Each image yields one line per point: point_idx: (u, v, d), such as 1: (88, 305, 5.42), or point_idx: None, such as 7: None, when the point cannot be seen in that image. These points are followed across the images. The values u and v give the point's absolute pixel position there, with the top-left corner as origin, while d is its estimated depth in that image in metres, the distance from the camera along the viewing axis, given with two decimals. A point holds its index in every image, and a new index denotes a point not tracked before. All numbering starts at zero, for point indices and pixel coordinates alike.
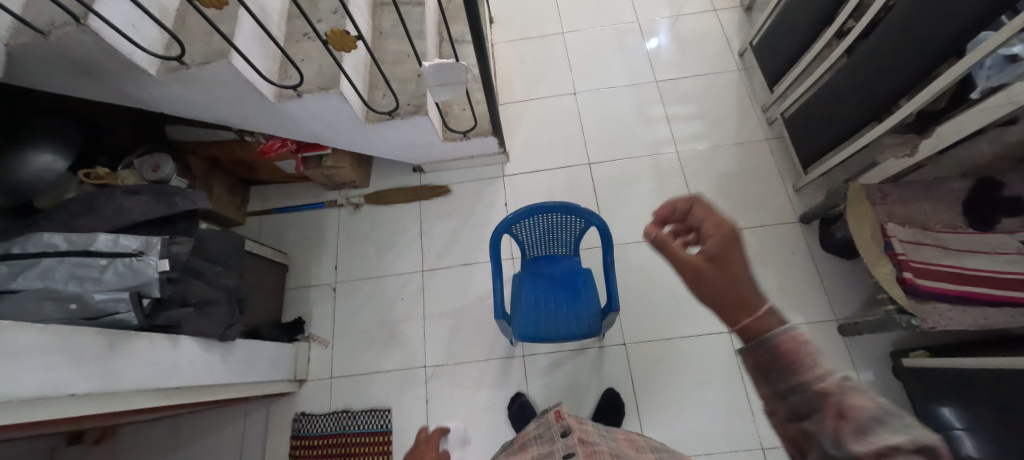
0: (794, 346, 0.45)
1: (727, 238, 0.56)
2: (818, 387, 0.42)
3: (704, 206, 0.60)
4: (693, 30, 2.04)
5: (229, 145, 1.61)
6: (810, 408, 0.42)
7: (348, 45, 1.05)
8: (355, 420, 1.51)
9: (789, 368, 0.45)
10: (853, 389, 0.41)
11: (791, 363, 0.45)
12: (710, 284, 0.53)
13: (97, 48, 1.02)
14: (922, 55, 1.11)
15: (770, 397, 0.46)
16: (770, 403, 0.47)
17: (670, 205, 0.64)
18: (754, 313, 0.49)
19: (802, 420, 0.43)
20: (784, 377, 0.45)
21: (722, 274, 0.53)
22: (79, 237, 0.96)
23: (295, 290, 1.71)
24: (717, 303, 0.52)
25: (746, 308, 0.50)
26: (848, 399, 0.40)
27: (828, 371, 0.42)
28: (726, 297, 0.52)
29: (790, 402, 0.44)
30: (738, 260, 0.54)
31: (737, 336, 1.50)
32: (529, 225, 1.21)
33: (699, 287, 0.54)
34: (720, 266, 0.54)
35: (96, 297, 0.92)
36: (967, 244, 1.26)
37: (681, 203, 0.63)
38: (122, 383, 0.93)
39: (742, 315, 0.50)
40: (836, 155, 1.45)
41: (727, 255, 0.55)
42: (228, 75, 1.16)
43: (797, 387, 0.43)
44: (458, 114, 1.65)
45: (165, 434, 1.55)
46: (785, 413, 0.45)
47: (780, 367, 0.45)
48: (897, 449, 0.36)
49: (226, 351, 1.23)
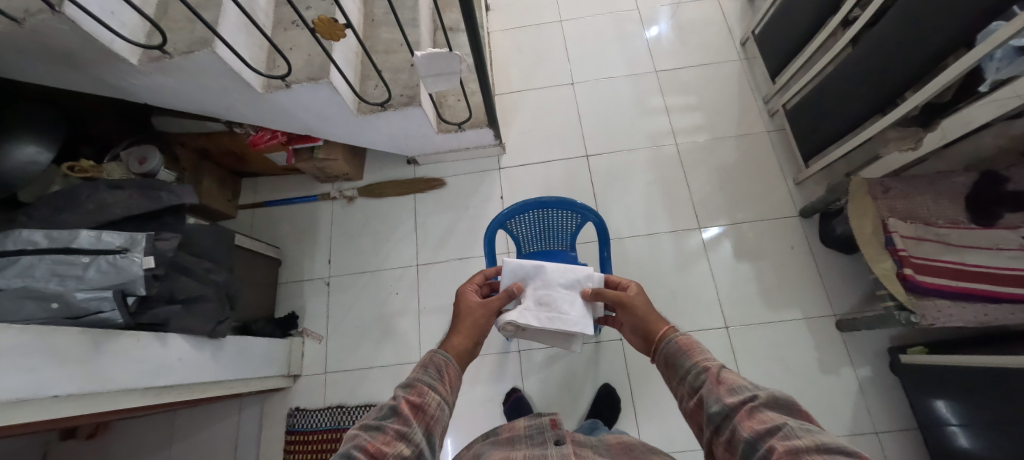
0: (688, 341, 0.70)
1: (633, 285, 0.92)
2: (705, 364, 0.65)
3: (615, 278, 1.00)
4: (695, 18, 1.99)
5: (218, 137, 1.57)
6: (703, 380, 0.63)
7: (337, 33, 1.02)
8: (350, 415, 1.50)
9: (686, 356, 0.68)
10: (727, 371, 0.63)
11: (689, 352, 0.68)
12: (636, 318, 0.83)
13: (74, 37, 0.98)
14: (930, 46, 1.08)
15: (678, 382, 0.67)
16: (678, 389, 0.68)
17: (599, 278, 1.02)
18: (658, 327, 0.78)
19: (697, 389, 0.63)
20: (684, 363, 0.67)
21: (638, 306, 0.85)
22: (60, 233, 0.93)
23: (288, 284, 1.69)
24: (641, 326, 0.82)
25: (655, 323, 0.80)
26: (725, 374, 0.62)
27: (712, 358, 0.65)
28: (644, 320, 0.82)
29: (692, 383, 0.64)
30: (642, 296, 0.88)
31: (735, 331, 1.49)
32: (525, 219, 1.19)
33: (632, 323, 0.83)
34: (634, 301, 0.86)
35: (79, 296, 0.90)
36: (968, 239, 1.25)
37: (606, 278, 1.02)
38: (107, 384, 0.91)
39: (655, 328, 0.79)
40: (838, 148, 1.42)
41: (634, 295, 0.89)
42: (213, 65, 1.11)
43: (693, 368, 0.66)
44: (453, 105, 1.61)
45: (159, 429, 1.54)
46: (689, 391, 0.65)
47: (679, 358, 0.69)
48: (757, 398, 0.56)
49: (217, 348, 1.21)
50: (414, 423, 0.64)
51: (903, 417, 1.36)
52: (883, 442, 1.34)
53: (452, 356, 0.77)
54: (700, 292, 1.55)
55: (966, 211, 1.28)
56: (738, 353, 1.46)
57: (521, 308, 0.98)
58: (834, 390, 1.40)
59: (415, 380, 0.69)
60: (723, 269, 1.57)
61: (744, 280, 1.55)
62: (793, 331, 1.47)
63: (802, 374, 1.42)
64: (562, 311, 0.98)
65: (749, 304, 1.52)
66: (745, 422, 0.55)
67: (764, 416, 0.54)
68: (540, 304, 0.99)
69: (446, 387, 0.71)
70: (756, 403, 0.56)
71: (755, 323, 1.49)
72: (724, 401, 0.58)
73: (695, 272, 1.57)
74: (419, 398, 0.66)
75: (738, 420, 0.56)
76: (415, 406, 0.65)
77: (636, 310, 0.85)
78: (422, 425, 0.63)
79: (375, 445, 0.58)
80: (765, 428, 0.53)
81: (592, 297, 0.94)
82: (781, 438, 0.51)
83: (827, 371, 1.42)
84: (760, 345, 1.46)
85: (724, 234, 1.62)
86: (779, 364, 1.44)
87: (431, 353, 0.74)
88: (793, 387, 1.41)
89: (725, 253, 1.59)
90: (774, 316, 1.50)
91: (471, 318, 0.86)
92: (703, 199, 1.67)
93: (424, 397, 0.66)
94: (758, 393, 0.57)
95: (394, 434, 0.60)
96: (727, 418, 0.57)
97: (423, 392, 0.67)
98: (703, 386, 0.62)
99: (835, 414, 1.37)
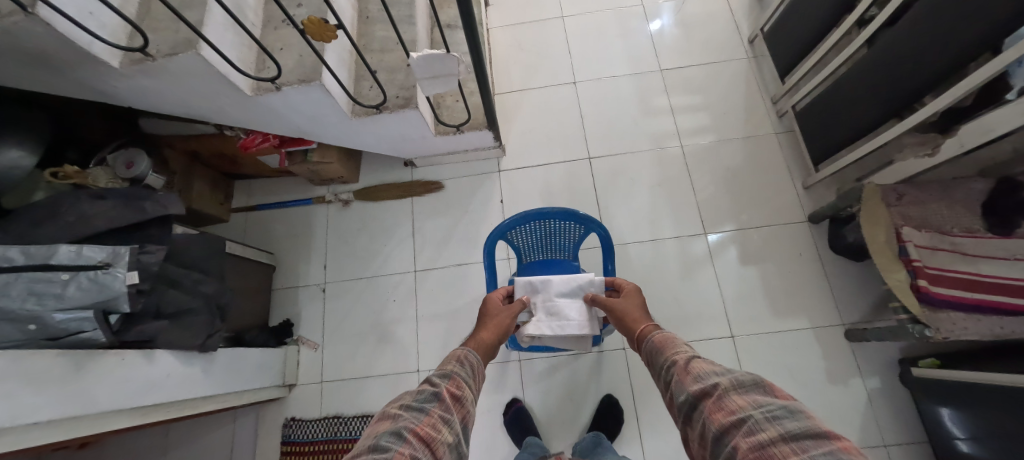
0: (666, 339, 0.75)
1: (630, 289, 0.99)
2: (677, 359, 0.69)
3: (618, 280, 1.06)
4: (701, 13, 1.92)
5: (209, 140, 1.52)
6: (676, 374, 0.67)
7: (328, 34, 0.96)
8: (347, 426, 1.47)
9: (663, 353, 0.73)
10: (700, 362, 0.66)
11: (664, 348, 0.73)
12: (627, 320, 0.90)
13: (50, 40, 0.93)
14: (955, 49, 1.02)
15: (658, 377, 0.72)
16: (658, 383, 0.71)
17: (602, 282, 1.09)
18: (641, 326, 0.85)
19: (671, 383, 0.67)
20: (660, 360, 0.72)
21: (629, 309, 0.92)
22: (37, 249, 0.87)
23: (283, 291, 1.65)
24: (630, 326, 0.88)
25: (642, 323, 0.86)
26: (696, 366, 0.65)
27: (685, 353, 0.69)
28: (634, 322, 0.88)
29: (665, 376, 0.69)
30: (636, 300, 0.94)
31: (741, 340, 1.45)
32: (526, 230, 1.14)
33: (624, 324, 0.91)
34: (626, 304, 0.93)
35: (57, 317, 0.86)
36: (984, 249, 1.19)
37: (608, 280, 1.09)
38: (91, 406, 0.87)
39: (641, 327, 0.85)
40: (851, 153, 1.37)
41: (630, 299, 0.96)
42: (198, 68, 1.06)
43: (668, 364, 0.70)
44: (451, 105, 1.55)
45: (151, 440, 1.50)
46: (665, 385, 0.68)
47: (659, 355, 0.74)
48: (723, 387, 0.58)
49: (207, 362, 1.17)
50: (452, 412, 0.68)
51: (912, 429, 1.33)
52: (892, 455, 1.31)
53: (479, 354, 0.84)
54: (704, 300, 1.51)
55: (983, 219, 1.24)
56: (744, 363, 1.42)
57: (535, 319, 1.08)
58: (842, 401, 1.37)
59: (452, 372, 0.74)
60: (729, 276, 1.53)
61: (751, 288, 1.51)
62: (800, 341, 1.44)
63: (809, 385, 1.39)
64: (569, 317, 1.06)
65: (755, 313, 1.48)
66: (712, 412, 0.57)
67: (729, 404, 0.56)
68: (549, 313, 1.07)
69: (475, 384, 0.77)
70: (721, 391, 0.58)
71: (762, 332, 1.45)
72: (691, 392, 0.61)
73: (700, 279, 1.53)
74: (458, 390, 0.71)
75: (703, 408, 0.59)
76: (455, 396, 0.70)
77: (627, 313, 0.91)
78: (460, 414, 0.68)
79: (423, 429, 0.61)
80: (728, 418, 0.54)
81: (591, 302, 1.03)
82: (743, 424, 0.52)
83: (834, 382, 1.38)
84: (766, 355, 1.43)
85: (730, 240, 1.57)
86: (786, 374, 1.40)
87: (464, 351, 0.81)
88: (800, 399, 1.38)
89: (731, 259, 1.55)
90: (781, 325, 1.46)
91: (498, 322, 0.96)
92: (708, 203, 1.62)
93: (461, 390, 0.72)
94: (721, 381, 0.59)
95: (437, 419, 0.64)
96: (694, 407, 0.61)
97: (460, 385, 0.72)
98: (674, 379, 0.66)
99: (842, 426, 1.34)
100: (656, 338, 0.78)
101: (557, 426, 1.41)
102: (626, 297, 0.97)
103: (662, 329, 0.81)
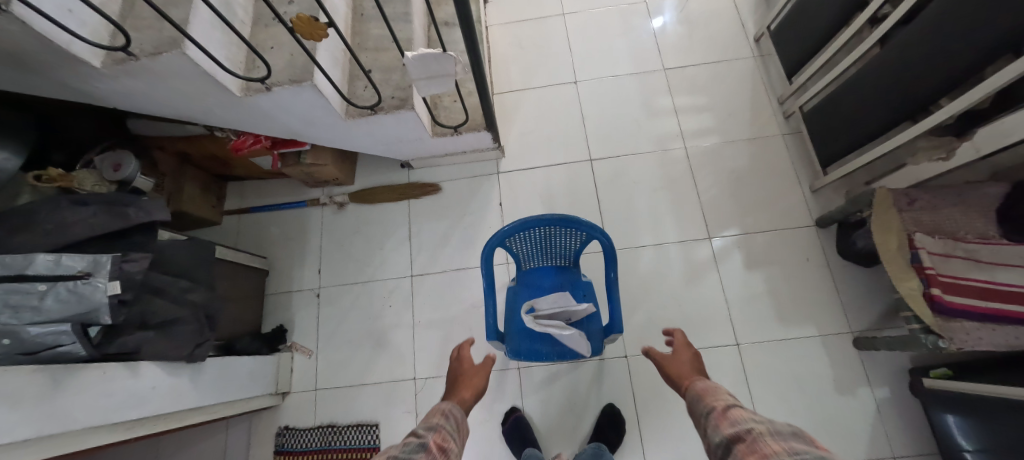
0: (713, 392, 0.79)
1: (690, 348, 1.02)
2: (718, 406, 0.73)
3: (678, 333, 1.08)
4: (705, 11, 1.87)
5: (199, 141, 1.48)
6: (716, 420, 0.71)
7: (318, 33, 0.91)
8: (341, 435, 1.43)
9: (705, 400, 0.78)
10: (743, 413, 0.69)
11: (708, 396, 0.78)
12: (681, 378, 0.95)
13: (26, 39, 0.88)
14: (974, 49, 0.98)
15: (699, 421, 0.76)
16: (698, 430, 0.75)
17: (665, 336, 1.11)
18: (691, 379, 0.90)
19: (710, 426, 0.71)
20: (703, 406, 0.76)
21: (684, 368, 0.97)
22: (13, 258, 0.84)
23: (276, 296, 1.61)
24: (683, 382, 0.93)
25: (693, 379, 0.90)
26: (735, 412, 0.69)
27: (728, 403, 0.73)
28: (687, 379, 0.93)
29: (706, 421, 0.74)
30: (697, 364, 0.98)
31: (746, 348, 1.41)
32: (526, 237, 1.10)
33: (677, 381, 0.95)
34: (683, 364, 0.98)
35: (32, 331, 0.81)
36: (999, 256, 1.15)
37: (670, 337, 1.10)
38: (70, 423, 0.83)
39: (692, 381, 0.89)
40: (862, 155, 1.33)
41: (688, 359, 0.99)
42: (184, 67, 1.02)
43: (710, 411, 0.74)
44: (448, 106, 1.51)
45: (141, 449, 1.46)
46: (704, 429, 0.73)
47: (701, 402, 0.79)
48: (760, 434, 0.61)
49: (196, 372, 1.13)
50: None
51: (923, 441, 1.29)
52: None
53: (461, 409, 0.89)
54: (709, 306, 1.47)
55: (998, 224, 1.20)
56: (749, 371, 1.39)
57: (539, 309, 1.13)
58: (850, 411, 1.33)
59: (437, 425, 0.78)
60: (734, 282, 1.49)
61: (756, 294, 1.47)
62: (807, 349, 1.40)
63: (816, 395, 1.35)
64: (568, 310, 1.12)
65: (761, 319, 1.44)
66: (745, 454, 0.60)
67: (763, 447, 0.58)
68: None
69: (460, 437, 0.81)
70: (756, 436, 0.61)
71: (768, 340, 1.42)
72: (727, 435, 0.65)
73: (704, 285, 1.49)
74: (443, 442, 0.74)
75: (737, 450, 0.62)
76: (441, 448, 0.72)
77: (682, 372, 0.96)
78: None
79: None
80: (759, 459, 0.57)
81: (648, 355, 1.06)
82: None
83: (842, 392, 1.35)
84: (772, 363, 1.39)
85: (735, 244, 1.53)
86: (792, 383, 1.37)
87: (447, 405, 0.85)
88: (807, 409, 1.34)
89: (735, 264, 1.51)
90: (786, 332, 1.42)
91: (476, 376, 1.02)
92: (713, 206, 1.58)
93: (447, 442, 0.74)
94: (757, 427, 0.62)
95: None
96: (729, 449, 0.64)
97: (446, 438, 0.75)
98: (713, 423, 0.70)
99: (850, 438, 1.31)
100: (705, 385, 0.84)
101: (557, 436, 1.38)
102: (683, 355, 1.00)
103: (712, 382, 0.85)
